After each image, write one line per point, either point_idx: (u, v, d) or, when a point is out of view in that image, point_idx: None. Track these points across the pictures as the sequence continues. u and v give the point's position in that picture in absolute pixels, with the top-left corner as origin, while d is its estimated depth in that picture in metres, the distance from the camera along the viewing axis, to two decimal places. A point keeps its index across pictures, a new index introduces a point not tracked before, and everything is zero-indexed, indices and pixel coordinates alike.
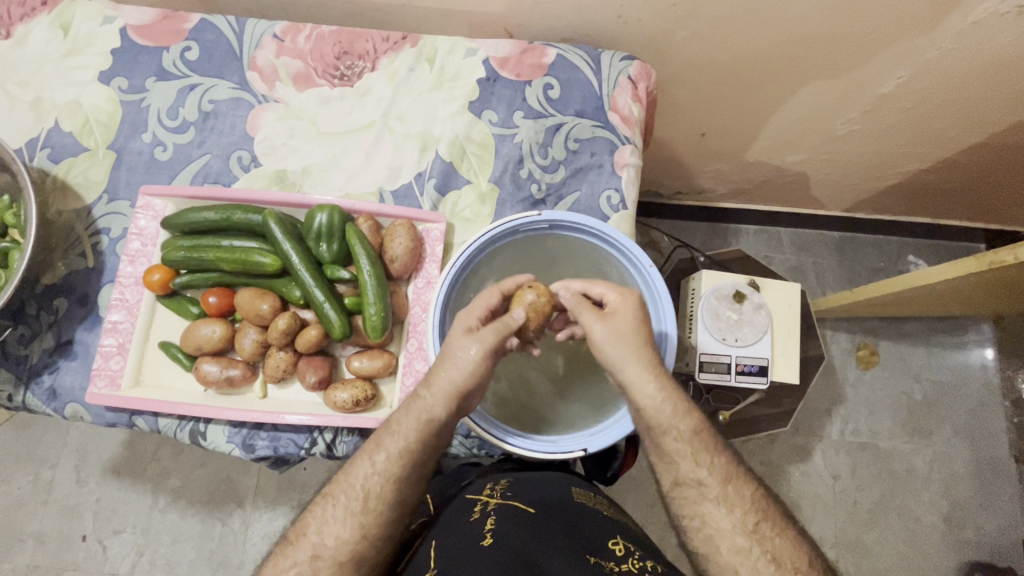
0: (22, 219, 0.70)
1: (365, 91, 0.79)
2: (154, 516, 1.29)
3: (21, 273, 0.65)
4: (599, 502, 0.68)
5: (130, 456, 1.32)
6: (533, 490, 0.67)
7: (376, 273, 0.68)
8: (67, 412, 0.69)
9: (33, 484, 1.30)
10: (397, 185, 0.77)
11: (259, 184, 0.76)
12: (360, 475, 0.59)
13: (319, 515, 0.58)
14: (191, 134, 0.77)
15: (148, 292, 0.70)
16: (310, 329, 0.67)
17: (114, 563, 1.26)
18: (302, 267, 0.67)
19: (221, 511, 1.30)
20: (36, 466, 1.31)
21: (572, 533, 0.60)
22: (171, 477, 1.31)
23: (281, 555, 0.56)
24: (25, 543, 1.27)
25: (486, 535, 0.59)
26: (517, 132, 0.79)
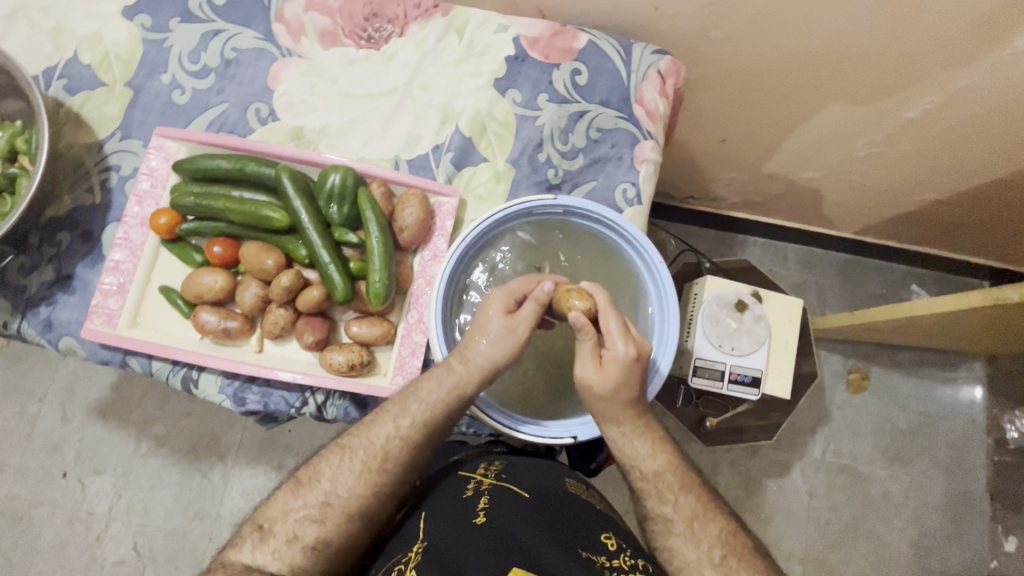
0: (36, 145, 0.67)
1: (391, 56, 0.78)
2: (136, 459, 1.46)
3: (28, 199, 0.63)
4: (589, 494, 0.69)
5: (116, 399, 1.49)
6: (526, 475, 0.67)
7: (385, 241, 0.67)
8: (61, 346, 0.69)
9: (19, 415, 1.47)
10: (413, 155, 0.76)
11: (275, 139, 0.75)
12: (353, 437, 0.62)
13: (336, 463, 0.61)
14: (211, 80, 0.76)
15: (154, 234, 0.69)
16: (313, 289, 0.66)
17: (92, 501, 1.44)
18: (311, 226, 0.66)
19: (202, 464, 1.47)
20: (25, 398, 1.48)
21: (567, 525, 0.60)
22: (155, 425, 1.48)
23: (293, 494, 0.60)
24: (7, 473, 1.44)
25: (478, 514, 0.60)
26: (540, 115, 0.78)
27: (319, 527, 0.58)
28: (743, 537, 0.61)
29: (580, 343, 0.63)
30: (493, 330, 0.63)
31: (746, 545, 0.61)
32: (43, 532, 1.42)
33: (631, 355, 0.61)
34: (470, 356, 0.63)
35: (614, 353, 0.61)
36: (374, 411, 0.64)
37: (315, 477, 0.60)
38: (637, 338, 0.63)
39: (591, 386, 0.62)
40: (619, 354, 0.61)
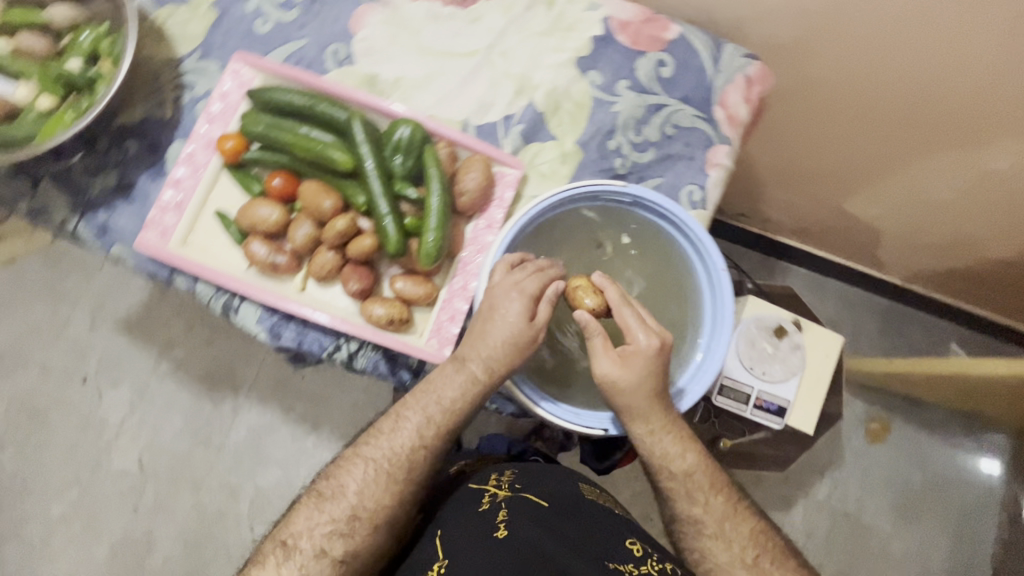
0: (119, 50, 0.67)
1: (476, 17, 0.77)
2: (154, 378, 1.50)
3: (106, 102, 0.64)
4: (604, 496, 0.71)
5: (143, 316, 1.52)
6: (541, 482, 0.69)
7: (444, 202, 0.66)
8: (112, 252, 0.70)
9: (50, 316, 1.51)
10: (484, 121, 0.75)
11: (348, 82, 0.74)
12: (369, 446, 0.64)
13: (359, 476, 0.63)
14: (295, 13, 0.75)
15: (218, 157, 0.69)
16: (365, 238, 0.66)
17: (106, 409, 1.48)
18: (373, 175, 0.65)
19: (215, 394, 1.50)
20: (58, 300, 1.52)
21: (590, 535, 0.62)
22: (176, 348, 1.51)
23: (318, 508, 0.62)
24: (30, 369, 1.49)
25: (499, 528, 0.62)
26: (617, 101, 0.76)
27: (348, 540, 0.61)
28: (768, 536, 0.65)
29: (592, 342, 0.63)
30: (509, 334, 0.62)
31: (775, 544, 0.64)
32: (57, 431, 1.47)
33: (652, 347, 0.62)
34: (494, 365, 0.62)
35: (636, 346, 0.62)
36: (384, 416, 0.67)
37: (338, 491, 0.63)
38: (657, 329, 0.63)
39: (614, 385, 0.62)
40: (640, 346, 0.62)
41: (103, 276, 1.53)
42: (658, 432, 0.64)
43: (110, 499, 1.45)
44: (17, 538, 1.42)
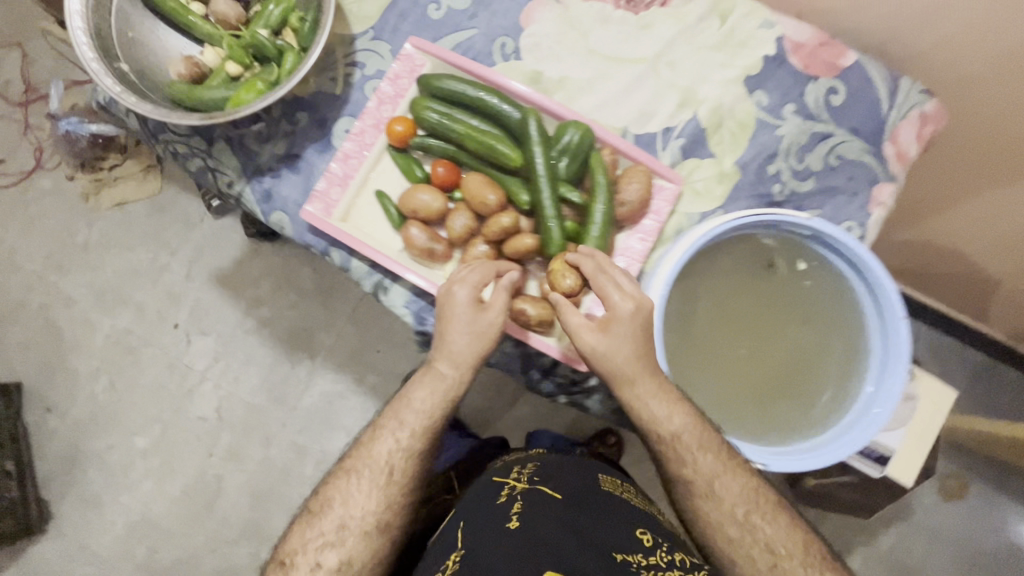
0: (309, 24, 0.67)
1: (647, 24, 0.75)
2: (238, 333, 1.56)
3: (303, 74, 0.63)
4: (625, 489, 0.70)
5: (235, 272, 1.59)
6: (561, 477, 0.68)
7: (609, 210, 0.65)
8: (272, 217, 0.72)
9: (151, 261, 1.59)
10: (643, 131, 0.73)
11: (512, 76, 0.74)
12: (356, 461, 0.64)
13: (345, 489, 0.63)
14: (468, 2, 0.75)
15: (385, 138, 0.71)
16: (525, 237, 0.66)
17: (193, 356, 1.55)
18: (543, 175, 0.64)
19: (293, 356, 1.55)
20: (160, 247, 1.59)
21: (601, 524, 0.61)
22: (262, 307, 1.57)
23: (308, 525, 0.63)
24: (128, 309, 1.57)
25: (512, 518, 0.61)
26: (782, 125, 0.74)
27: (339, 550, 0.61)
28: (768, 493, 0.59)
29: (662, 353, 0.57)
30: (467, 328, 0.63)
31: (769, 499, 0.59)
32: (146, 370, 1.55)
33: (629, 311, 0.57)
34: (459, 359, 0.64)
35: (615, 312, 0.57)
36: (370, 427, 0.67)
37: (326, 504, 0.63)
38: (627, 286, 0.59)
39: (602, 355, 0.58)
40: (621, 317, 0.57)
41: (203, 229, 1.60)
42: (653, 393, 0.58)
43: (187, 441, 1.53)
44: (101, 465, 1.51)
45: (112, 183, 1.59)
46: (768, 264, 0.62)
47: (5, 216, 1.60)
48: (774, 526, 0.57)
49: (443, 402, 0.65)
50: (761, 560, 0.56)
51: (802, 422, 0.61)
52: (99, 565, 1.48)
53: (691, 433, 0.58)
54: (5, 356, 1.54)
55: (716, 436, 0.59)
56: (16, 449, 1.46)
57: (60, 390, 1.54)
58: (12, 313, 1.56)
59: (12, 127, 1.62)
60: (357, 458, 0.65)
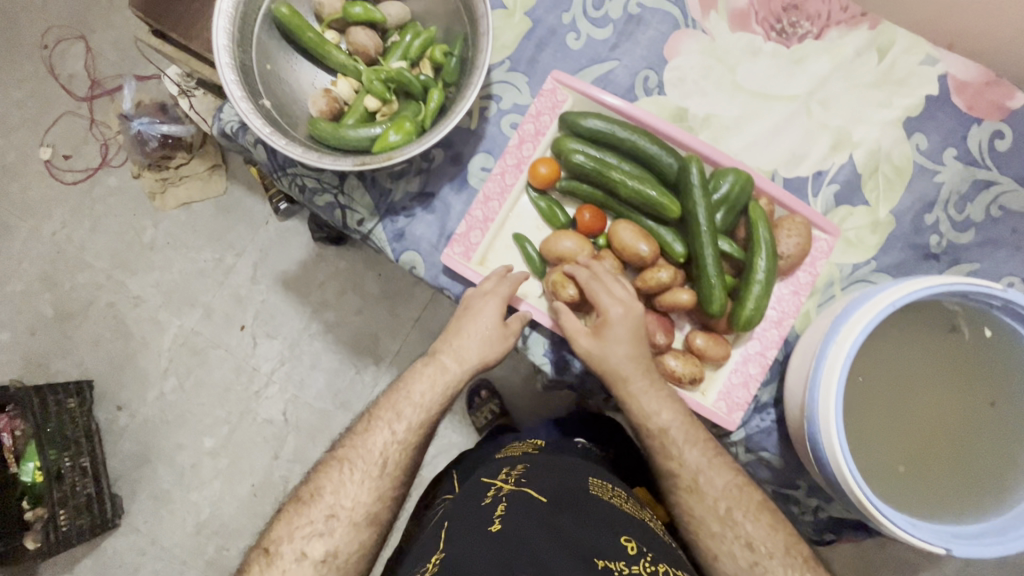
0: (456, 59, 0.65)
1: (800, 58, 0.71)
2: (304, 336, 1.55)
3: (458, 115, 0.60)
4: (614, 496, 0.72)
5: (301, 275, 1.57)
6: (543, 483, 0.71)
7: (771, 266, 0.62)
8: (403, 258, 0.70)
9: (216, 262, 1.58)
10: (794, 174, 0.70)
11: (656, 114, 0.71)
12: (350, 450, 0.66)
13: (335, 478, 0.64)
14: (609, 31, 0.71)
15: (527, 178, 0.68)
16: (682, 292, 0.62)
17: (259, 358, 1.55)
18: (705, 228, 0.61)
19: (359, 361, 1.54)
20: (225, 248, 1.58)
21: (586, 527, 0.63)
22: (328, 311, 1.56)
23: (297, 513, 0.63)
24: (195, 309, 1.57)
25: (494, 521, 0.65)
26: (941, 171, 0.69)
27: (326, 540, 0.62)
28: (750, 492, 0.63)
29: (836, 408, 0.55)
30: (482, 333, 0.65)
31: (774, 512, 0.62)
32: (213, 370, 1.55)
33: (619, 315, 0.61)
34: (463, 356, 0.67)
35: (608, 318, 0.61)
36: (365, 417, 0.68)
37: (318, 492, 0.64)
38: (620, 295, 0.61)
39: (600, 358, 0.62)
40: (617, 329, 0.61)
41: (268, 231, 1.59)
42: (645, 388, 0.63)
43: (254, 442, 1.53)
44: (170, 463, 1.53)
45: (176, 182, 1.57)
46: (947, 326, 0.60)
47: (72, 213, 1.59)
48: (755, 524, 0.61)
49: (442, 393, 0.68)
50: (743, 556, 0.61)
51: (958, 500, 0.59)
52: (169, 561, 1.50)
53: (679, 428, 0.63)
54: (76, 352, 1.55)
55: (702, 435, 0.64)
56: (91, 445, 1.47)
57: (129, 388, 1.55)
58: (82, 310, 1.57)
59: (78, 122, 1.61)
60: (351, 449, 0.67)
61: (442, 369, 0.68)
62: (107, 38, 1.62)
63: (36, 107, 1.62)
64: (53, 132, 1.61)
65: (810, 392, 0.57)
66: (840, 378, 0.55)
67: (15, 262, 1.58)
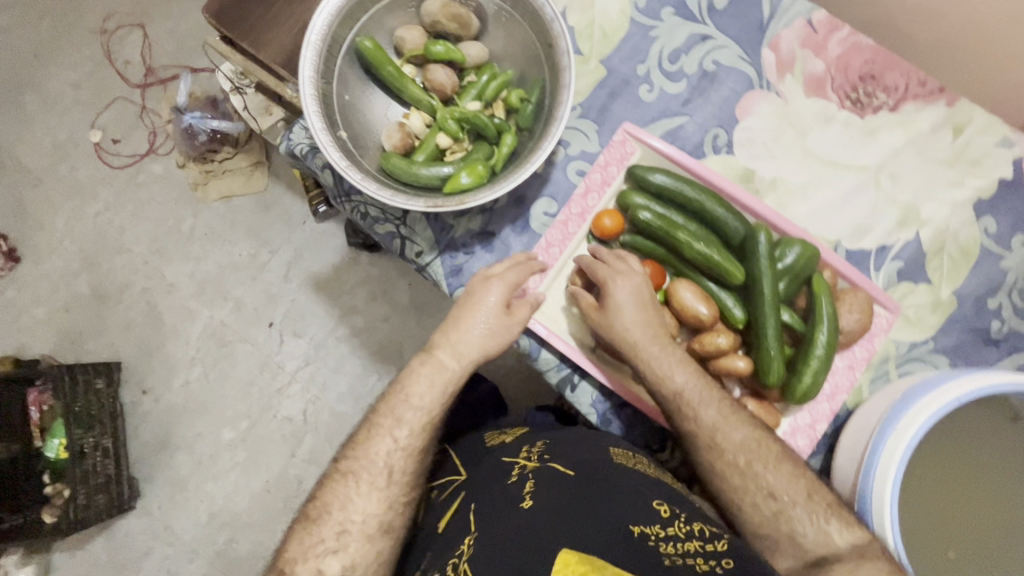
0: (533, 105, 0.65)
1: (872, 129, 0.70)
2: (330, 339, 1.57)
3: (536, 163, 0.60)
4: (639, 461, 0.64)
5: (333, 278, 1.59)
6: (570, 451, 0.65)
7: (833, 342, 0.61)
8: (458, 293, 0.70)
9: (251, 257, 1.60)
10: (857, 246, 0.69)
11: (723, 174, 0.70)
12: (352, 463, 0.65)
13: (342, 493, 0.64)
14: (682, 86, 0.72)
15: (590, 228, 0.68)
16: (739, 359, 0.62)
17: (285, 356, 1.57)
18: (768, 299, 0.61)
19: (382, 369, 1.55)
20: (261, 245, 1.61)
21: (612, 499, 0.57)
22: (356, 316, 1.57)
23: (308, 531, 0.63)
24: (227, 302, 1.59)
25: (524, 498, 0.60)
26: (1008, 256, 0.68)
27: (342, 555, 0.62)
28: (769, 443, 0.61)
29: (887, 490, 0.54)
30: (486, 325, 0.65)
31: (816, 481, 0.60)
32: (240, 364, 1.57)
33: (619, 284, 0.63)
34: (462, 352, 0.66)
35: (610, 290, 0.63)
36: (364, 427, 0.67)
37: (325, 509, 0.63)
38: (620, 269, 0.64)
39: (607, 330, 0.63)
40: (621, 299, 0.62)
41: (305, 231, 1.61)
42: (658, 353, 0.62)
43: (272, 439, 1.55)
44: (190, 451, 1.55)
45: (219, 175, 1.59)
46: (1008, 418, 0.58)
47: (115, 196, 1.62)
48: (778, 475, 0.59)
49: (442, 395, 0.67)
50: (766, 506, 0.59)
51: None
52: (180, 547, 1.52)
53: (694, 388, 0.61)
54: (108, 334, 1.58)
55: (717, 391, 0.62)
56: (115, 426, 1.50)
57: (157, 374, 1.58)
58: (118, 293, 1.60)
59: (128, 108, 1.64)
60: (352, 461, 0.66)
61: (440, 369, 0.66)
62: (164, 28, 1.65)
63: (90, 90, 1.65)
64: (104, 116, 1.64)
65: (865, 478, 0.56)
66: (896, 475, 0.53)
67: (57, 241, 1.61)
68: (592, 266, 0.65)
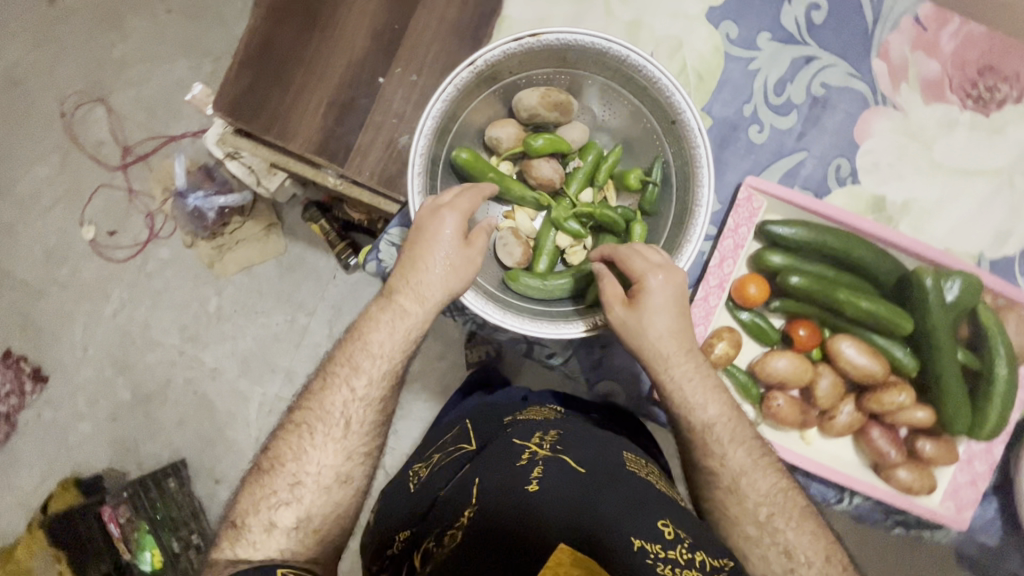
0: (658, 187, 0.60)
1: (999, 127, 0.66)
2: None
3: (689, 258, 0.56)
4: (648, 472, 0.56)
5: None
6: (585, 447, 0.55)
7: (1010, 373, 0.60)
8: (600, 386, 0.68)
9: (289, 324, 1.39)
10: (1000, 255, 0.66)
11: (853, 206, 0.66)
12: (311, 413, 0.56)
13: (297, 445, 0.55)
14: (794, 119, 0.66)
15: (733, 298, 0.64)
16: (916, 410, 0.61)
17: None
18: (943, 345, 0.59)
19: None
20: (295, 309, 1.39)
21: (626, 502, 0.48)
22: None
23: (259, 482, 0.54)
24: (276, 375, 1.38)
25: (531, 481, 0.49)
26: None
27: (296, 509, 0.53)
28: (794, 496, 0.54)
29: None
30: (445, 258, 0.56)
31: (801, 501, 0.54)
32: None
33: (657, 282, 0.55)
34: (424, 294, 0.57)
35: (644, 287, 0.55)
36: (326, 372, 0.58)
37: (278, 461, 0.55)
38: (658, 263, 0.55)
39: (636, 332, 0.55)
40: (657, 302, 0.55)
41: (337, 283, 1.39)
42: (688, 376, 0.57)
43: None
44: None
45: (233, 247, 1.37)
46: None
47: (129, 291, 1.41)
48: (798, 532, 0.52)
49: (404, 341, 0.58)
50: (777, 563, 0.51)
51: None
52: None
53: (726, 424, 0.56)
54: (162, 434, 1.37)
55: (748, 432, 0.57)
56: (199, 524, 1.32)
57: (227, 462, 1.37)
58: (160, 391, 1.39)
59: (114, 195, 1.40)
60: (309, 411, 0.57)
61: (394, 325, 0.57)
62: (129, 97, 1.40)
63: (67, 184, 1.41)
64: (90, 208, 1.41)
65: None
66: None
67: (80, 350, 1.40)
68: (628, 254, 0.56)
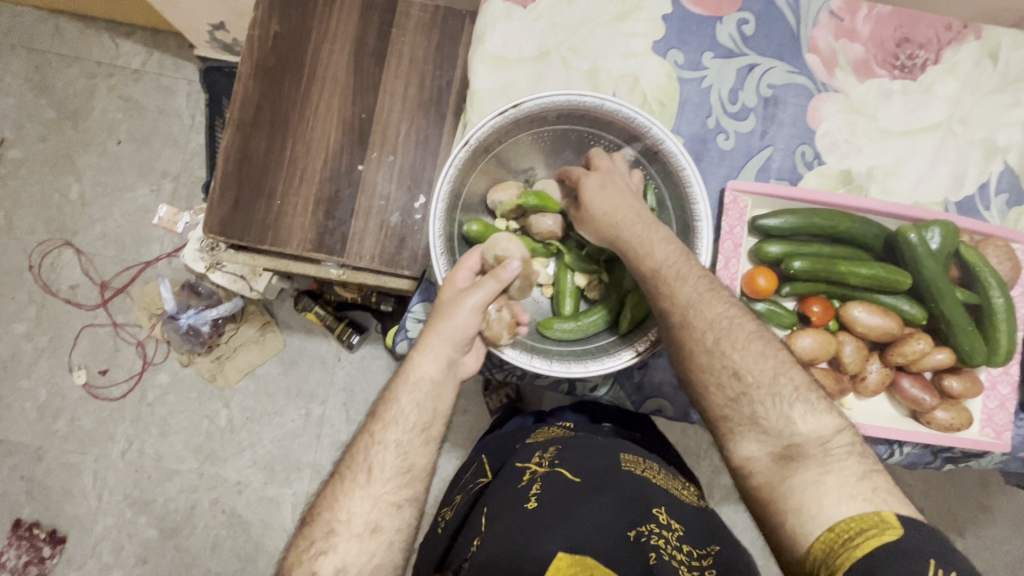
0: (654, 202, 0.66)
1: (929, 87, 0.74)
2: None
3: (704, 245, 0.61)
4: (646, 469, 0.65)
5: None
6: (585, 457, 0.63)
7: (1005, 300, 0.66)
8: (646, 405, 0.71)
9: (305, 418, 1.31)
10: (962, 196, 0.73)
11: (826, 184, 0.72)
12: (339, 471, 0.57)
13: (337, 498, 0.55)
14: (753, 121, 0.72)
15: (747, 291, 0.68)
16: (935, 352, 0.67)
17: None
18: (939, 290, 0.65)
19: None
20: (307, 401, 1.31)
21: (622, 502, 0.57)
22: None
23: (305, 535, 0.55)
24: (303, 471, 1.29)
25: (531, 498, 0.57)
26: None
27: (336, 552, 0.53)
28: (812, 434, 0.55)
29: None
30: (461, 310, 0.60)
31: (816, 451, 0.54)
32: None
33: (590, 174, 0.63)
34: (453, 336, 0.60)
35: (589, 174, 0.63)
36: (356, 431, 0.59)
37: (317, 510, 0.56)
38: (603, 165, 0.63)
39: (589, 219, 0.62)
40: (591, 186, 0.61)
41: (344, 364, 1.32)
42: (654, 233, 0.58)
43: None
44: None
45: (231, 354, 1.29)
46: None
47: (134, 427, 1.29)
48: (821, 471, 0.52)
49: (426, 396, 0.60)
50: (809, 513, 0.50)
51: None
52: None
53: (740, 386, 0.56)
54: (197, 565, 1.26)
55: None
56: None
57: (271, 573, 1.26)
58: (187, 520, 1.27)
59: (99, 333, 1.31)
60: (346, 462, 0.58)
61: (442, 383, 0.61)
62: (96, 235, 1.32)
63: (48, 334, 1.30)
64: (77, 351, 1.30)
65: None
66: None
67: (94, 500, 1.27)
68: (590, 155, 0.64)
